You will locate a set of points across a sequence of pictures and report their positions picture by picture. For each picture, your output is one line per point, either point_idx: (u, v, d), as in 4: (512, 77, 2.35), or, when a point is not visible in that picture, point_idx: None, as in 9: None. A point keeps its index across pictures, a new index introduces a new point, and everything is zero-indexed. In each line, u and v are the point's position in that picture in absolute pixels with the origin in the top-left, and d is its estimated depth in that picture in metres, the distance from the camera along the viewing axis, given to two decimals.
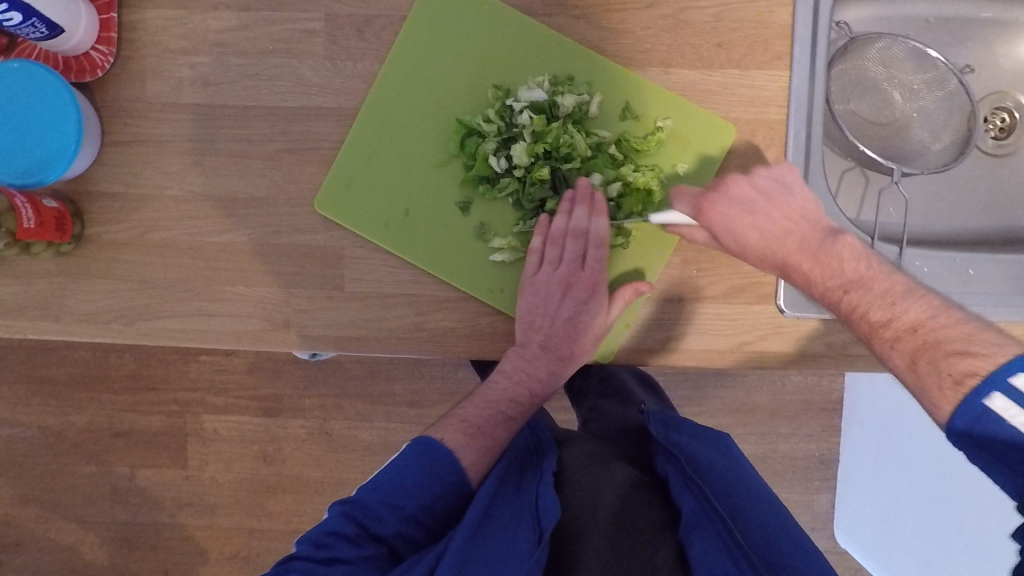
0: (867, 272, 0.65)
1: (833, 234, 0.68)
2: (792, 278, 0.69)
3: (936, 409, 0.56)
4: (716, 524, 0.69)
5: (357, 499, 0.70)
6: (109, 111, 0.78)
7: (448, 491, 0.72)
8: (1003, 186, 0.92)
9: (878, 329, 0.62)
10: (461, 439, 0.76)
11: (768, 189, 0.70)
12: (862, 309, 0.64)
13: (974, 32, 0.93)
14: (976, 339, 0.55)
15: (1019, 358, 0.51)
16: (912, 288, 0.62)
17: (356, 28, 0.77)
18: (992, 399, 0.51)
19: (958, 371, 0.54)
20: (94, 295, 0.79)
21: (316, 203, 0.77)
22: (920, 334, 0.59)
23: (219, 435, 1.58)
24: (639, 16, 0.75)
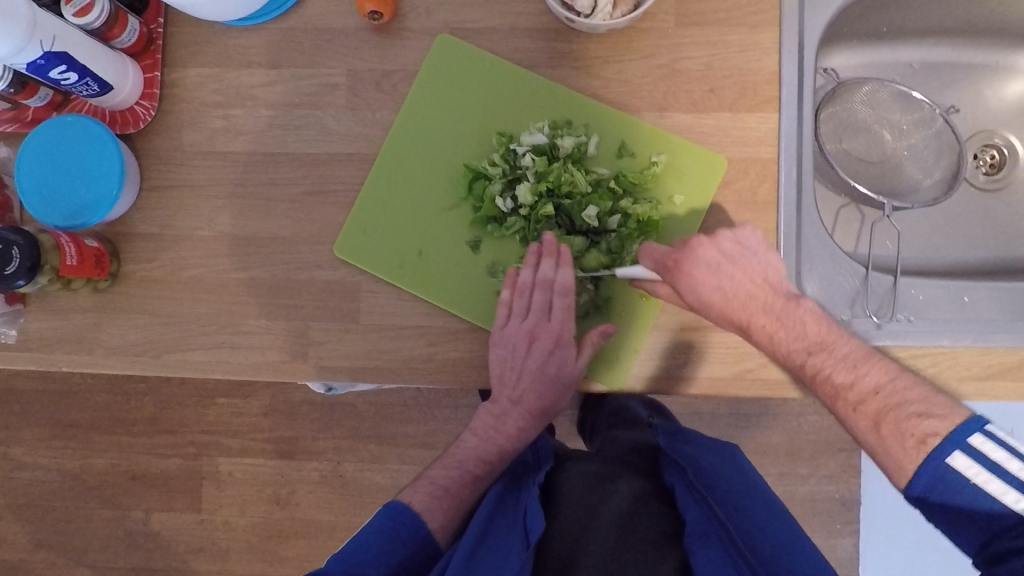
0: (827, 338, 0.68)
1: (795, 296, 0.70)
2: (756, 338, 0.70)
3: (897, 467, 0.61)
4: (720, 534, 0.69)
5: (324, 573, 0.67)
6: (148, 159, 0.85)
7: (414, 552, 0.72)
8: (996, 218, 0.95)
9: (843, 390, 0.66)
10: (430, 503, 0.77)
11: (729, 254, 0.73)
12: (827, 372, 0.66)
13: (958, 76, 0.98)
14: (932, 402, 0.61)
15: (973, 420, 0.57)
16: (871, 353, 0.67)
17: (375, 82, 0.84)
18: (954, 457, 0.57)
19: (920, 431, 0.59)
20: (125, 329, 0.84)
21: (336, 248, 0.82)
22: (883, 397, 0.63)
23: (234, 477, 1.60)
24: (635, 66, 0.82)
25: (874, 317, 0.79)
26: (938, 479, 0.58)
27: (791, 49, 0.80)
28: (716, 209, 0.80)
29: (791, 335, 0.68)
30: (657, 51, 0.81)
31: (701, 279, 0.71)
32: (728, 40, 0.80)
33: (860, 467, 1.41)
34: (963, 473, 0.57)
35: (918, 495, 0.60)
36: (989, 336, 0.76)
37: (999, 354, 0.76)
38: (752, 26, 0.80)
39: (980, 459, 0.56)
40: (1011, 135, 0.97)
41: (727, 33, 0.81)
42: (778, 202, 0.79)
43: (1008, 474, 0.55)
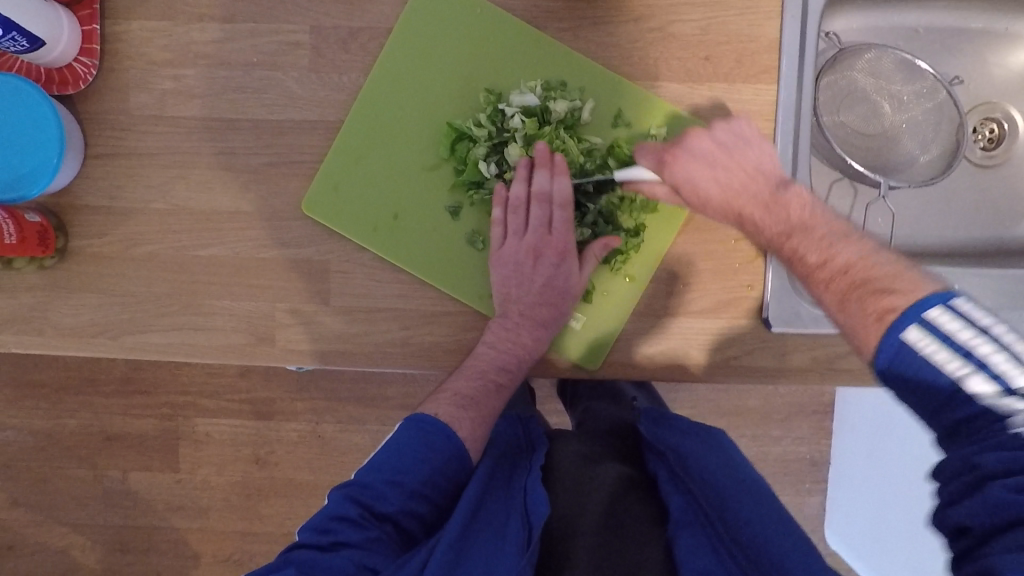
0: (808, 219, 0.64)
1: (784, 183, 0.67)
2: (741, 227, 0.68)
3: (863, 345, 0.55)
4: (705, 526, 0.68)
5: (358, 481, 0.67)
6: (92, 123, 0.77)
7: (449, 462, 0.71)
8: (990, 197, 0.92)
9: (815, 271, 0.61)
10: (456, 410, 0.74)
11: (701, 144, 0.70)
12: (800, 252, 0.63)
13: (965, 43, 0.93)
14: (902, 278, 0.55)
15: (939, 294, 0.51)
16: (850, 235, 0.61)
17: (341, 40, 0.76)
18: (909, 331, 0.51)
19: (879, 309, 0.54)
20: (78, 309, 0.79)
21: (303, 203, 0.77)
22: (852, 275, 0.58)
23: (212, 439, 1.58)
24: (626, 29, 0.75)
25: None
26: (896, 360, 0.52)
27: (794, 15, 0.74)
28: None
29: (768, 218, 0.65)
30: (650, 12, 0.74)
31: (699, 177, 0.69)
32: (727, 1, 0.74)
33: (834, 430, 1.44)
34: (918, 347, 0.50)
35: (880, 368, 0.53)
36: None
37: None
38: None
39: (934, 329, 0.50)
40: (1015, 108, 0.93)
41: None
42: None
43: (972, 352, 0.48)
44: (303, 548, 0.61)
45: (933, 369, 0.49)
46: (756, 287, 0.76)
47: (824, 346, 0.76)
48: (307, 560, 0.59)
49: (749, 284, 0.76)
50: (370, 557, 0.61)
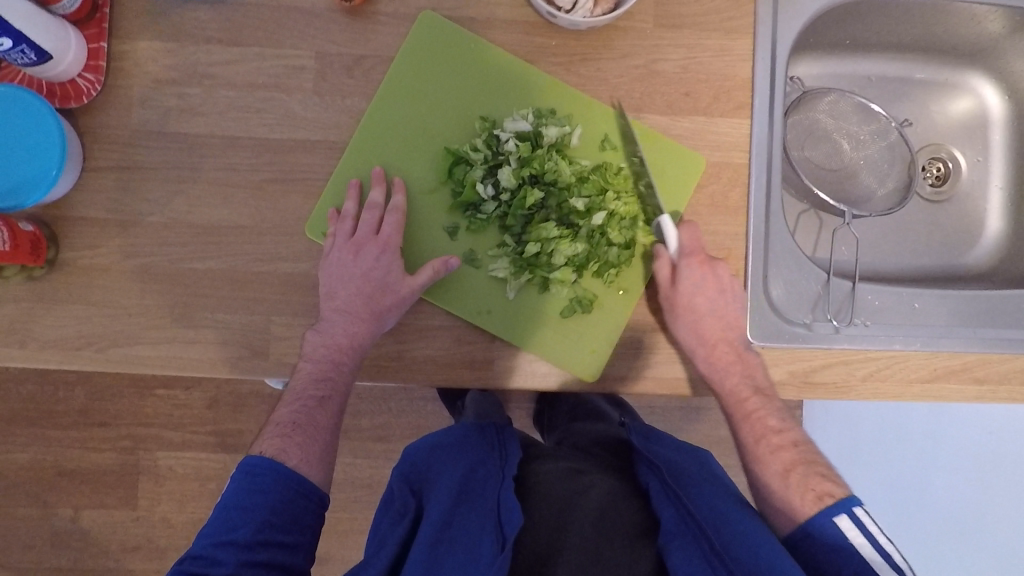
0: (767, 389, 0.79)
1: (748, 345, 0.80)
2: (715, 352, 0.78)
3: (794, 510, 0.71)
4: (693, 533, 0.68)
5: (191, 553, 0.64)
6: (92, 137, 0.78)
7: (286, 497, 0.69)
8: (941, 228, 1.01)
9: (765, 434, 0.78)
10: (283, 442, 0.73)
11: (711, 278, 0.78)
12: (762, 412, 0.78)
13: (911, 90, 1.03)
14: (820, 467, 0.75)
15: (849, 499, 0.69)
16: (789, 417, 0.80)
17: (346, 66, 0.80)
18: (840, 517, 0.67)
19: (819, 490, 0.71)
20: (63, 321, 0.78)
21: (308, 229, 0.79)
22: (800, 449, 0.77)
23: (175, 472, 1.52)
24: (614, 65, 0.81)
25: (834, 321, 0.83)
26: (804, 537, 0.68)
27: (764, 58, 0.81)
28: (689, 212, 0.81)
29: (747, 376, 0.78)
30: (636, 51, 0.81)
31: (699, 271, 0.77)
32: (705, 44, 0.81)
33: None
34: (843, 530, 0.66)
35: (807, 531, 0.68)
36: (936, 342, 0.82)
37: (943, 359, 0.82)
38: (729, 31, 0.81)
39: (840, 533, 0.66)
40: (956, 149, 1.03)
41: (704, 38, 0.81)
42: (748, 209, 0.81)
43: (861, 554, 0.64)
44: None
45: (858, 556, 0.64)
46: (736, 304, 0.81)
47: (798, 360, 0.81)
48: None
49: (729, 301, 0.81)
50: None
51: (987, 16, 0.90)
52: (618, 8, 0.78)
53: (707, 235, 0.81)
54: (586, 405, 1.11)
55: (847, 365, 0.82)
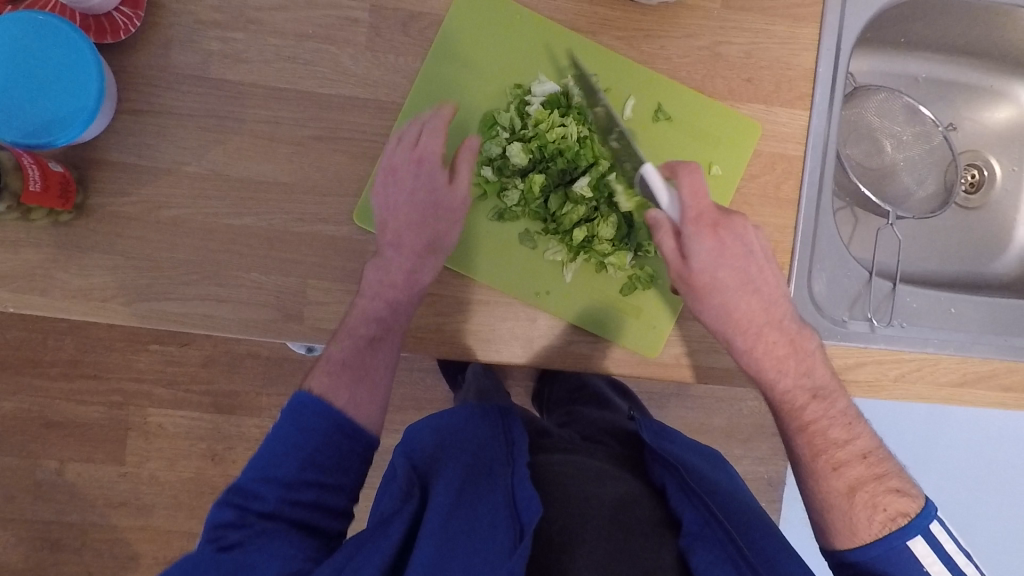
0: (834, 385, 0.73)
1: (805, 331, 0.73)
2: (766, 339, 0.72)
3: (855, 530, 0.68)
4: (721, 537, 0.66)
5: (238, 485, 0.65)
6: (128, 77, 0.74)
7: (326, 432, 0.67)
8: (972, 234, 1.01)
9: (834, 446, 0.71)
10: (332, 379, 0.71)
11: (729, 241, 0.71)
12: (823, 425, 0.72)
13: (955, 95, 1.02)
14: (887, 478, 0.70)
15: (925, 512, 0.66)
16: (856, 419, 0.73)
17: (401, 23, 0.76)
18: (915, 541, 0.66)
19: (891, 509, 0.67)
20: (87, 271, 0.74)
21: (355, 215, 0.76)
22: (871, 465, 0.71)
23: (165, 431, 1.48)
24: (677, 44, 0.79)
25: (872, 320, 0.83)
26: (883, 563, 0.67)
27: (829, 49, 0.80)
28: (740, 201, 0.80)
29: (803, 369, 0.73)
30: (701, 31, 0.79)
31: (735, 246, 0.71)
32: (771, 30, 0.79)
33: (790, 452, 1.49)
34: (919, 556, 0.66)
35: (871, 557, 0.67)
36: (968, 347, 0.83)
37: (974, 364, 0.83)
38: (796, 19, 0.79)
39: (933, 541, 0.66)
40: (993, 158, 1.03)
41: (771, 23, 0.79)
42: (799, 201, 0.80)
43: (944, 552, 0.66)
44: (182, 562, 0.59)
45: (914, 568, 0.66)
46: None
47: (835, 357, 0.81)
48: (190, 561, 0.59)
49: None
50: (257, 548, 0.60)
51: None
52: None
53: (755, 225, 0.80)
54: (588, 387, 1.11)
55: (881, 364, 0.81)
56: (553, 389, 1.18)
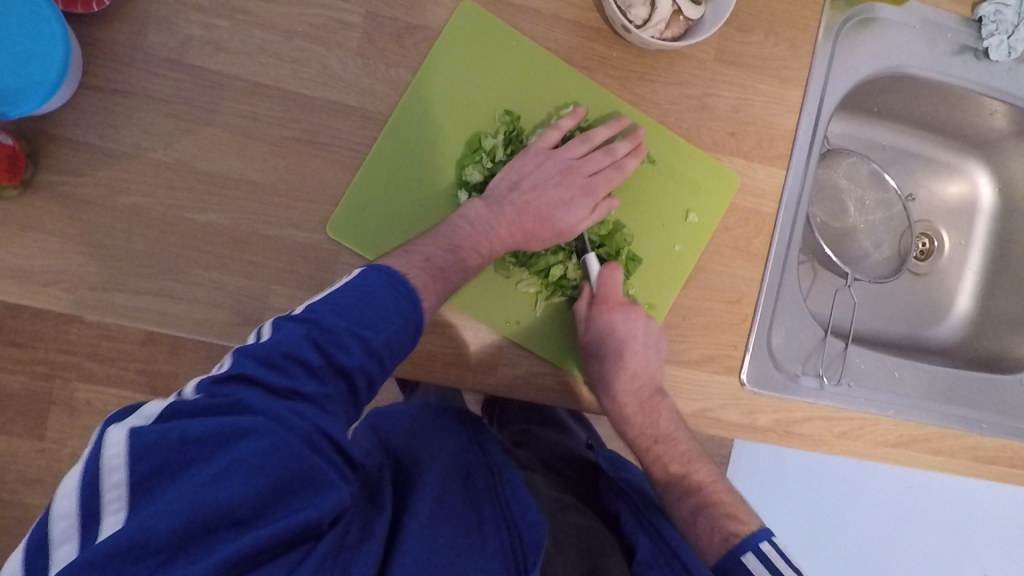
0: (674, 432, 0.80)
1: (662, 391, 0.80)
2: (618, 414, 0.80)
3: (696, 553, 0.73)
4: (670, 564, 0.70)
5: (318, 320, 0.59)
6: (96, 51, 0.69)
7: (408, 331, 0.64)
8: (919, 300, 1.07)
9: (675, 479, 0.82)
10: (426, 277, 0.69)
11: (620, 321, 0.76)
12: (665, 459, 0.81)
13: (916, 166, 1.08)
14: (739, 510, 0.80)
15: (756, 538, 0.75)
16: (702, 456, 0.82)
17: (396, 33, 0.74)
18: (746, 556, 0.74)
19: (726, 530, 0.77)
20: (31, 252, 0.69)
21: (331, 228, 0.74)
22: (705, 493, 0.81)
23: (93, 411, 1.37)
24: (669, 91, 0.80)
25: (822, 377, 0.87)
26: None
27: (810, 114, 0.83)
28: (712, 251, 0.81)
29: (644, 421, 0.79)
30: (692, 81, 0.80)
31: (619, 331, 0.76)
32: (758, 87, 0.81)
33: None
34: (751, 570, 0.73)
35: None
36: (905, 412, 0.88)
37: (909, 427, 0.87)
38: (783, 81, 0.82)
39: (767, 560, 0.73)
40: (944, 230, 1.09)
41: (759, 82, 0.81)
42: (767, 256, 0.82)
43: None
44: (251, 382, 0.54)
45: None
46: (741, 347, 0.82)
47: (785, 411, 0.84)
48: (261, 407, 0.52)
49: (735, 344, 0.82)
50: (326, 419, 0.55)
51: (1003, 113, 0.95)
52: (688, 35, 0.76)
53: (724, 276, 0.81)
54: (545, 412, 1.10)
55: (825, 421, 0.85)
56: (507, 407, 1.17)
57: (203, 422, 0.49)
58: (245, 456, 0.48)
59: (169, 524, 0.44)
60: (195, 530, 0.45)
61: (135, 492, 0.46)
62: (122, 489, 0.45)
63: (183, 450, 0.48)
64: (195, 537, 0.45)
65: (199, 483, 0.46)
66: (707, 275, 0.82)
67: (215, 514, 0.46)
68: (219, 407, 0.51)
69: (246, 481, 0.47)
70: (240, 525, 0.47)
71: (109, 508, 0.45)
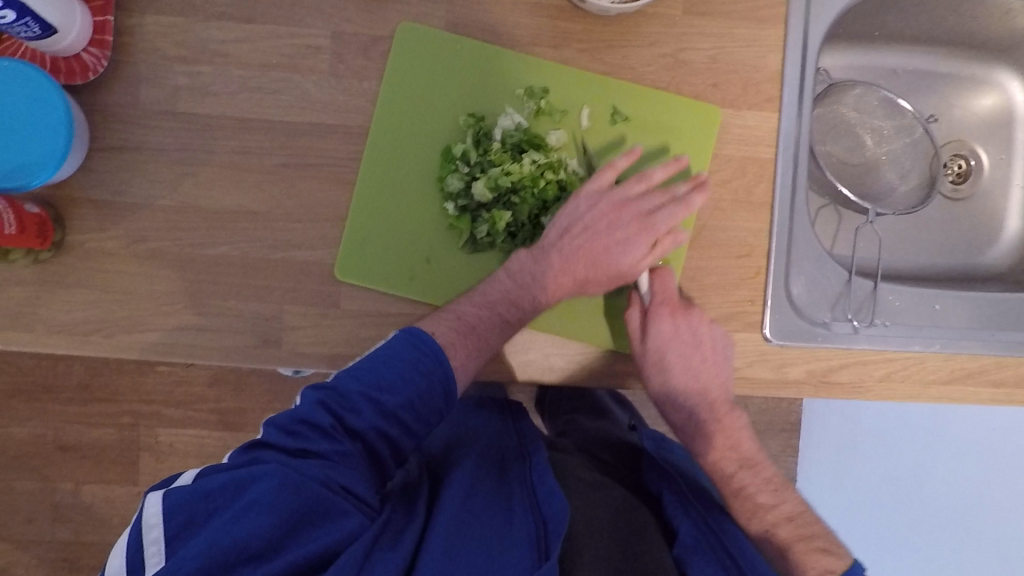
0: (756, 458, 0.83)
1: (733, 405, 0.81)
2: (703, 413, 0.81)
3: (790, 571, 0.77)
4: (715, 549, 0.69)
5: (336, 387, 0.64)
6: (100, 116, 0.76)
7: (425, 387, 0.67)
8: (962, 226, 0.99)
9: (762, 509, 0.81)
10: (454, 335, 0.70)
11: (683, 326, 0.75)
12: (751, 490, 0.81)
13: (936, 84, 1.00)
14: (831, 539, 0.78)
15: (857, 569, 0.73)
16: (789, 482, 0.83)
17: (364, 47, 0.77)
18: None
19: (819, 566, 0.75)
20: (70, 306, 0.76)
21: (337, 271, 0.77)
22: (797, 523, 0.79)
23: (175, 449, 1.47)
24: (641, 53, 0.78)
25: (854, 321, 0.82)
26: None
27: (795, 50, 0.79)
28: (712, 206, 0.79)
29: (729, 441, 0.82)
30: (664, 39, 0.78)
31: (673, 338, 0.75)
32: (735, 33, 0.79)
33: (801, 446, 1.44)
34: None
35: None
36: (954, 344, 0.82)
37: (961, 361, 0.81)
38: (760, 21, 0.79)
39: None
40: (980, 147, 1.01)
41: (734, 27, 0.79)
42: (772, 203, 0.79)
43: None
44: (273, 448, 0.60)
45: None
46: (758, 300, 0.79)
47: (817, 360, 0.80)
48: (276, 459, 0.59)
49: (751, 298, 0.79)
50: (340, 469, 0.60)
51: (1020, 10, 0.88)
52: None
53: (728, 230, 0.79)
54: (587, 398, 1.11)
55: (865, 365, 0.81)
56: (552, 398, 1.19)
57: (221, 477, 0.57)
58: (255, 498, 0.55)
59: (193, 564, 0.53)
60: (219, 563, 0.53)
61: (171, 543, 0.55)
62: (158, 541, 0.54)
63: (206, 501, 0.56)
64: (224, 569, 0.53)
65: (220, 526, 0.54)
66: (711, 232, 0.79)
67: (234, 553, 0.53)
68: (240, 466, 0.59)
69: (257, 520, 0.54)
70: (258, 560, 0.54)
71: (149, 560, 0.54)
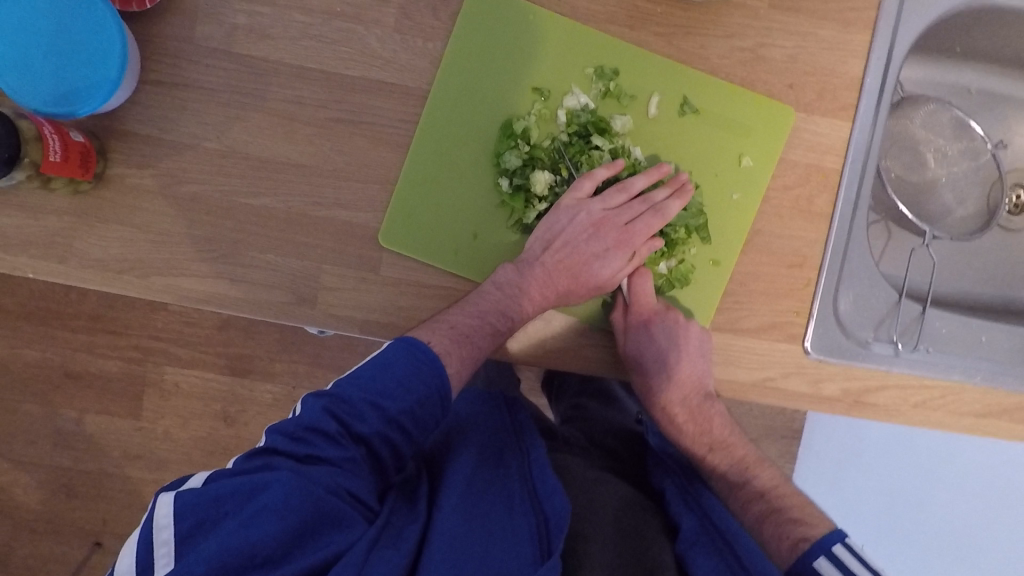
0: (728, 440, 0.82)
1: (710, 396, 0.80)
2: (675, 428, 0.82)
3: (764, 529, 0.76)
4: (715, 543, 0.68)
5: (339, 394, 0.63)
6: (152, 47, 0.73)
7: (428, 396, 0.65)
8: (1013, 257, 0.97)
9: (736, 486, 0.81)
10: (450, 347, 0.69)
11: (660, 331, 0.75)
12: (723, 470, 0.82)
13: (1008, 109, 0.97)
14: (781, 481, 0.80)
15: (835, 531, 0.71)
16: (761, 459, 0.83)
17: (432, 6, 0.74)
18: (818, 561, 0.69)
19: (796, 535, 0.73)
20: (106, 241, 0.74)
21: (382, 237, 0.75)
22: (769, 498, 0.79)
23: (179, 389, 1.45)
24: (718, 44, 0.75)
25: (897, 343, 0.81)
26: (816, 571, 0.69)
27: (878, 59, 0.76)
28: (770, 211, 0.77)
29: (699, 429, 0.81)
30: (744, 32, 0.75)
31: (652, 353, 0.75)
32: (818, 34, 0.75)
33: None
34: None
35: None
36: (996, 378, 0.80)
37: (999, 395, 0.80)
38: (846, 24, 0.75)
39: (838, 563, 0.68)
40: None
41: (819, 27, 0.75)
42: (832, 215, 0.77)
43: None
44: (281, 454, 0.60)
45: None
46: (804, 312, 0.77)
47: (856, 379, 0.78)
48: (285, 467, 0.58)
49: (797, 309, 0.77)
50: (346, 478, 0.60)
51: None
52: None
53: (783, 238, 0.77)
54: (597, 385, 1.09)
55: (901, 390, 0.79)
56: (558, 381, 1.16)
57: (230, 482, 0.56)
58: (269, 503, 0.55)
59: (204, 568, 0.53)
60: (232, 567, 0.53)
61: (179, 546, 0.54)
62: (169, 543, 0.54)
63: (217, 505, 0.55)
64: None
65: (229, 530, 0.54)
66: (766, 238, 0.77)
67: (243, 557, 0.53)
68: (248, 468, 0.58)
69: (269, 528, 0.54)
70: (267, 567, 0.54)
71: (158, 561, 0.53)
